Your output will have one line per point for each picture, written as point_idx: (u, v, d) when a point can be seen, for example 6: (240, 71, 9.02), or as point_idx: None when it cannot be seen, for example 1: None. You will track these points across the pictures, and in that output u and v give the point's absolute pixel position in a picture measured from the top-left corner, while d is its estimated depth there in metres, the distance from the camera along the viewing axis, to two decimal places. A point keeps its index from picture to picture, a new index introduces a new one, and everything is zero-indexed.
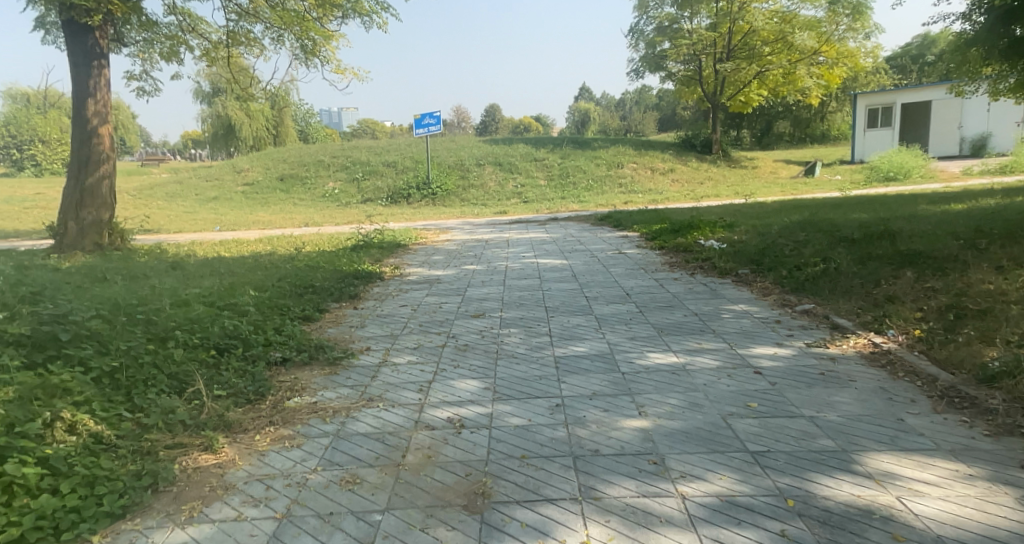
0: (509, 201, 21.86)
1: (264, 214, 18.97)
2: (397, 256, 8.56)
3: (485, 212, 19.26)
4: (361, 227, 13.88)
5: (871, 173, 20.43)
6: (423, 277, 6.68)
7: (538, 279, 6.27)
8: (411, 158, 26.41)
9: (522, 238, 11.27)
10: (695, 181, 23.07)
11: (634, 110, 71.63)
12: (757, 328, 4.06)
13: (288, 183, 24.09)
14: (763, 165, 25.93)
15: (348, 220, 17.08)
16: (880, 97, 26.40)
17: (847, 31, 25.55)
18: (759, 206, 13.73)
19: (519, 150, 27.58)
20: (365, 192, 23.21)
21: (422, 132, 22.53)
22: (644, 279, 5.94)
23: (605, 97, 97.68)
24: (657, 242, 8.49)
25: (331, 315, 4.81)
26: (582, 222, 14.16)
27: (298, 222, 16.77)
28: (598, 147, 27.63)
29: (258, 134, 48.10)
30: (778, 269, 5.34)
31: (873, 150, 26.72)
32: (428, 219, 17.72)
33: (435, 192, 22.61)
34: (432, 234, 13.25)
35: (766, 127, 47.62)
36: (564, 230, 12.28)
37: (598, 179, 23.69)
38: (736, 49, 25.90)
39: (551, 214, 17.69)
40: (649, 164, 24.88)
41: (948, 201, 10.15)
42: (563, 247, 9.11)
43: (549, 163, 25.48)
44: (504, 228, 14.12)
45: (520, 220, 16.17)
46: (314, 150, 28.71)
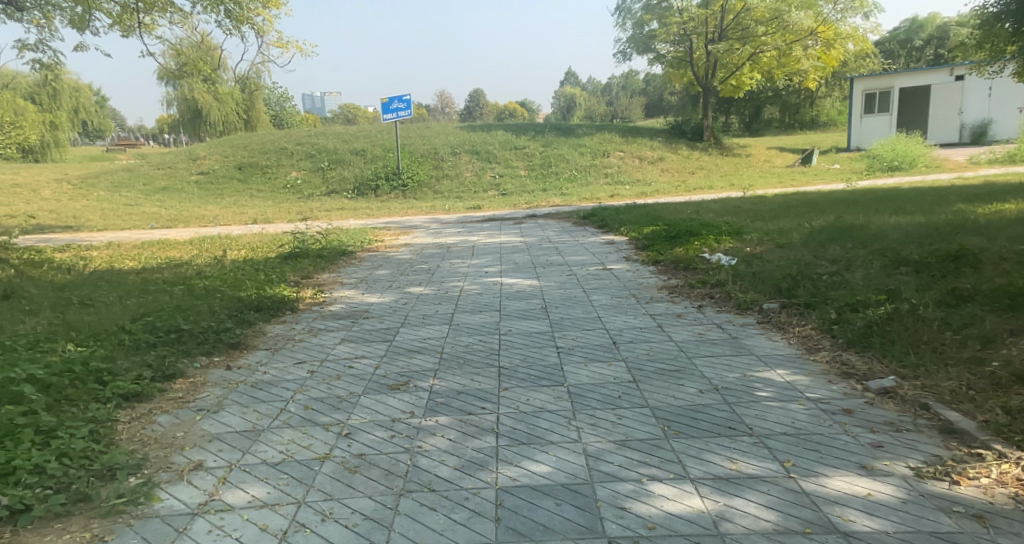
0: (486, 193, 20.37)
1: (217, 209, 17.41)
2: (334, 272, 7.07)
3: (458, 205, 17.75)
4: (313, 228, 12.37)
5: (873, 163, 19.08)
6: (350, 308, 5.18)
7: (497, 316, 4.80)
8: (383, 146, 24.83)
9: (492, 242, 9.79)
10: (685, 171, 21.69)
11: (619, 96, 70.14)
12: (817, 425, 2.58)
13: (247, 171, 23.13)
14: (756, 154, 24.55)
15: (306, 217, 15.54)
16: (877, 81, 24.97)
17: (844, 12, 23.83)
18: (760, 202, 12.30)
19: (498, 136, 26.04)
20: (331, 184, 21.85)
21: (391, 116, 20.93)
22: (637, 318, 4.46)
23: (591, 82, 96.03)
24: (652, 253, 7.01)
25: (184, 382, 3.25)
26: (563, 220, 12.69)
27: (250, 219, 15.20)
28: (582, 134, 26.10)
29: (228, 119, 46.08)
30: (823, 307, 3.88)
31: (870, 138, 25.35)
32: (396, 215, 16.22)
33: (406, 183, 21.03)
34: (393, 235, 11.77)
35: (753, 113, 46.37)
36: (540, 232, 10.80)
37: (582, 168, 22.24)
38: (728, 29, 24.17)
39: (530, 209, 16.24)
40: (637, 153, 23.43)
41: (980, 198, 8.75)
42: (536, 259, 7.65)
43: (530, 152, 23.95)
44: (474, 228, 12.64)
45: (495, 217, 14.69)
46: (280, 137, 26.98)
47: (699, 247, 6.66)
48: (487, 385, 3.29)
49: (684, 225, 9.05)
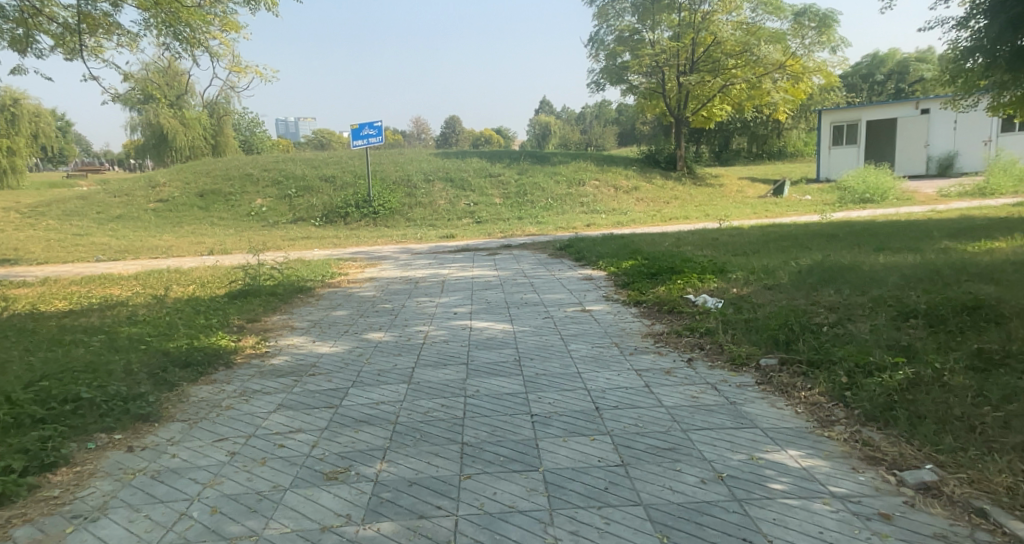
0: (459, 222, 19.85)
1: (176, 239, 16.60)
2: (285, 314, 6.42)
3: (430, 234, 17.19)
4: (274, 260, 11.69)
5: (846, 194, 19.04)
6: (296, 360, 4.59)
7: (462, 371, 4.22)
8: (353, 173, 24.25)
9: (462, 277, 9.22)
10: (660, 200, 21.49)
11: (593, 125, 70.69)
12: (850, 538, 2.08)
13: (210, 199, 22.58)
14: (729, 184, 24.52)
15: (270, 247, 14.83)
16: (846, 113, 25.26)
17: (812, 46, 24.21)
18: (739, 235, 12.00)
19: (472, 164, 25.64)
20: (297, 211, 21.36)
21: (361, 143, 20.40)
22: (620, 375, 3.95)
23: (565, 111, 96.90)
24: (632, 292, 6.52)
25: (68, 472, 2.67)
26: (538, 251, 12.19)
27: (209, 250, 14.42)
28: (556, 163, 25.84)
29: (196, 144, 45.14)
30: (831, 368, 3.42)
31: (840, 169, 25.52)
32: (365, 245, 15.59)
33: (377, 211, 20.42)
34: (360, 267, 11.17)
35: (724, 142, 46.91)
36: (513, 266, 10.27)
37: (556, 197, 21.89)
38: (699, 61, 24.31)
39: (504, 238, 15.76)
40: (613, 181, 23.21)
41: (964, 234, 8.51)
42: (509, 298, 7.09)
43: (504, 180, 23.57)
44: (445, 260, 12.06)
45: (467, 247, 14.15)
46: (247, 164, 26.20)
47: (682, 287, 6.20)
48: (444, 471, 2.72)
49: (665, 261, 8.61)
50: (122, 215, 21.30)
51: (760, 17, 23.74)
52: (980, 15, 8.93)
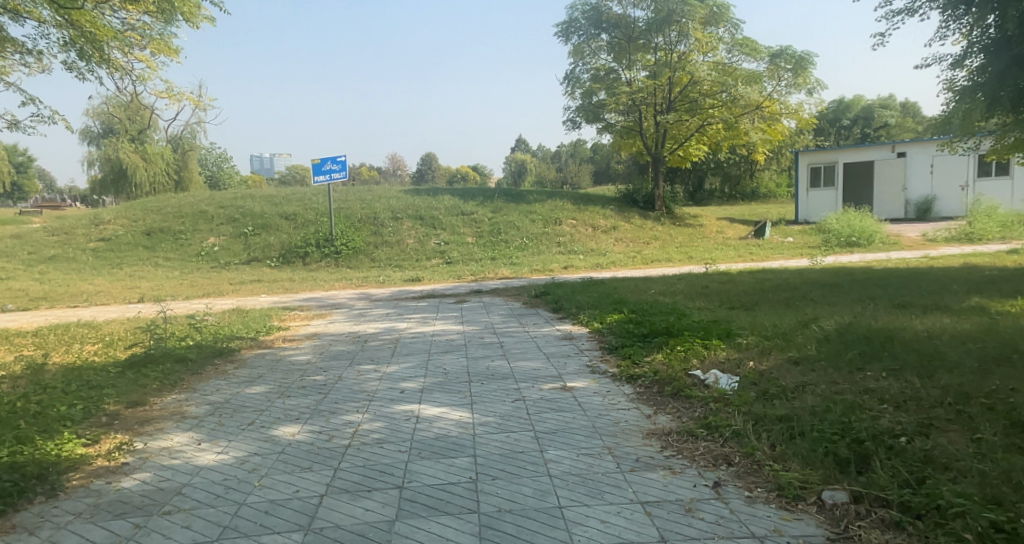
0: (427, 263, 18.58)
1: (112, 286, 15.08)
2: (184, 395, 5.03)
3: (395, 277, 15.88)
4: (210, 311, 10.28)
5: (831, 237, 18.23)
6: (156, 480, 3.24)
7: (391, 504, 2.90)
8: (315, 210, 22.94)
9: (421, 333, 7.90)
10: (640, 241, 20.52)
11: (567, 164, 70.56)
12: None
13: (159, 239, 21.22)
14: (709, 224, 23.73)
15: (214, 293, 13.39)
16: (824, 155, 24.72)
17: (789, 88, 23.21)
18: (730, 282, 10.90)
19: (444, 201, 24.49)
20: (252, 251, 19.93)
21: (322, 179, 19.11)
22: (619, 516, 2.69)
23: (540, 150, 97.11)
24: (622, 362, 5.29)
25: None
26: (511, 299, 10.95)
27: (143, 298, 12.92)
28: (532, 201, 24.85)
29: (157, 179, 43.52)
30: (951, 525, 2.24)
31: (819, 212, 24.85)
32: (321, 289, 14.22)
33: (340, 250, 19.07)
34: (308, 318, 9.81)
35: (697, 183, 46.78)
36: (481, 318, 8.99)
37: (531, 237, 20.80)
38: (676, 101, 23.73)
39: (475, 282, 14.52)
40: (590, 221, 22.22)
41: (991, 289, 7.47)
42: (472, 367, 5.79)
43: (477, 218, 22.43)
44: (405, 309, 10.73)
45: (433, 293, 12.86)
46: (204, 201, 24.76)
47: (685, 358, 4.99)
48: None
49: (655, 317, 7.41)
50: (61, 257, 19.70)
51: (734, 58, 23.05)
52: (976, 53, 7.97)
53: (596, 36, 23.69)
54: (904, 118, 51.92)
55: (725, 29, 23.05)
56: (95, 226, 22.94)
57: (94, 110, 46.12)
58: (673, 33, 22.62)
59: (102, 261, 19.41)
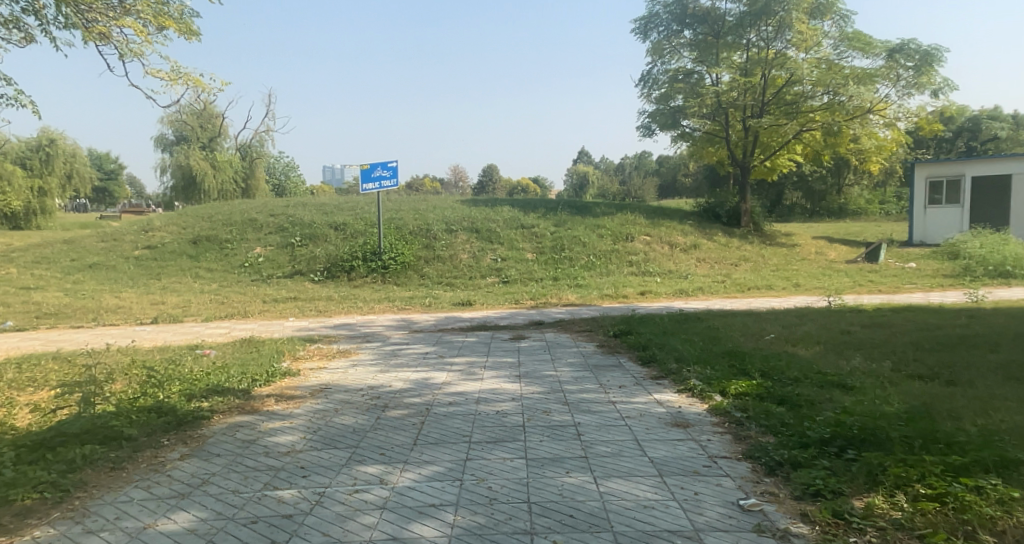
0: (483, 282, 16.48)
1: (137, 301, 13.66)
2: (51, 535, 3.00)
3: (444, 298, 13.86)
4: (216, 345, 8.44)
5: (971, 266, 15.05)
6: None
7: None
8: (366, 220, 21.30)
9: (463, 393, 5.69)
10: (727, 260, 17.81)
11: (634, 176, 67.68)
12: None
13: (204, 248, 20.06)
14: (804, 244, 20.69)
15: (238, 314, 11.68)
16: (944, 167, 21.33)
17: (908, 87, 19.73)
18: (875, 329, 8.28)
19: (504, 213, 22.43)
20: (296, 262, 18.39)
21: (371, 185, 17.32)
22: None
23: (606, 161, 94.35)
24: (814, 511, 2.99)
25: None
26: (583, 337, 8.63)
27: (158, 318, 11.32)
28: (600, 214, 22.46)
29: (224, 187, 43.21)
30: None
31: (938, 233, 21.37)
32: (359, 311, 12.29)
33: (388, 264, 17.18)
34: (327, 358, 7.80)
35: (775, 197, 43.35)
36: (544, 369, 6.74)
37: (601, 255, 18.43)
38: (770, 103, 20.89)
39: (536, 308, 12.30)
40: (668, 237, 19.67)
41: None
42: (535, 485, 3.54)
43: (540, 232, 20.24)
44: (449, 345, 8.59)
45: (486, 323, 10.67)
46: (254, 209, 23.63)
47: (955, 526, 2.70)
48: None
49: (811, 397, 5.00)
50: (102, 266, 18.73)
51: (841, 55, 20.07)
52: None
53: (678, 33, 21.20)
54: (1015, 131, 46.51)
55: (831, 22, 20.11)
56: (143, 233, 22.03)
57: (167, 117, 46.69)
58: (769, 28, 19.92)
59: (142, 270, 18.29)
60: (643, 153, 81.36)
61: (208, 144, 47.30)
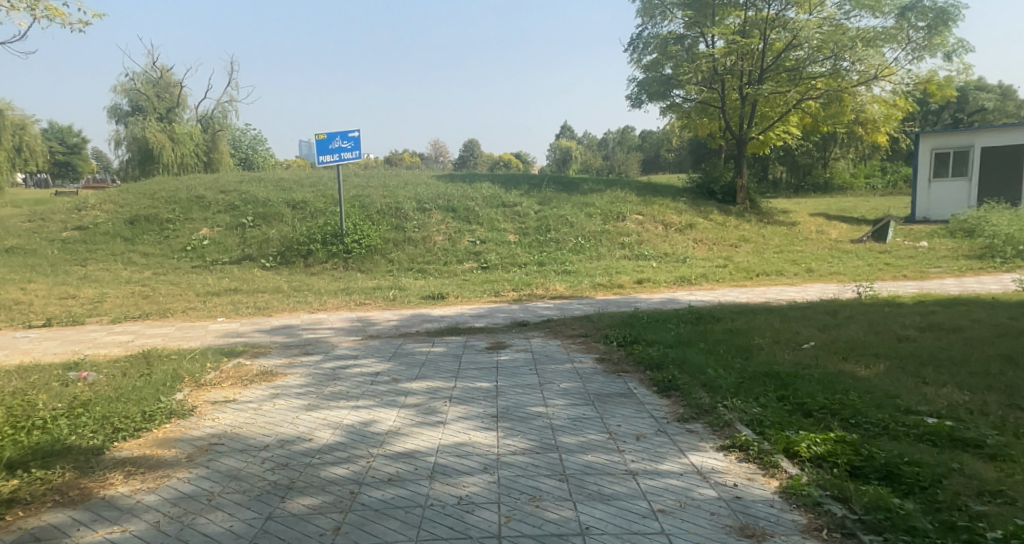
0: (457, 268, 14.70)
1: (45, 296, 11.64)
2: None
3: (410, 289, 12.04)
4: (100, 368, 6.50)
5: (998, 245, 13.58)
6: None
7: None
8: (328, 197, 19.26)
9: (412, 458, 3.85)
10: (727, 240, 16.18)
11: (616, 150, 65.96)
12: None
13: (143, 229, 17.93)
14: (806, 222, 19.15)
15: (159, 314, 9.70)
16: (951, 138, 19.84)
17: (919, 51, 18.21)
18: (939, 332, 6.59)
19: (481, 189, 20.55)
20: (247, 246, 16.38)
21: (329, 159, 15.27)
22: None
23: (585, 135, 92.47)
24: None
25: None
26: (577, 348, 6.80)
27: (55, 321, 9.29)
28: (586, 191, 20.65)
29: (185, 161, 40.34)
30: None
31: (943, 209, 20.06)
32: (308, 307, 10.39)
33: (351, 248, 15.17)
34: (243, 386, 5.92)
35: (761, 171, 41.99)
36: (529, 403, 4.90)
37: (588, 237, 16.65)
38: (770, 69, 19.03)
39: (516, 302, 10.52)
40: (660, 215, 17.99)
41: None
42: None
43: (520, 211, 18.42)
44: (408, 361, 6.74)
45: (458, 325, 8.81)
46: (204, 185, 21.45)
47: None
48: None
49: (936, 468, 3.26)
50: (24, 252, 16.59)
51: (846, 15, 18.28)
52: None
53: None
54: (1001, 101, 45.52)
55: None
56: (77, 213, 19.70)
57: (121, 86, 43.71)
58: None
59: (68, 256, 16.17)
60: (624, 127, 79.54)
61: (166, 116, 44.36)
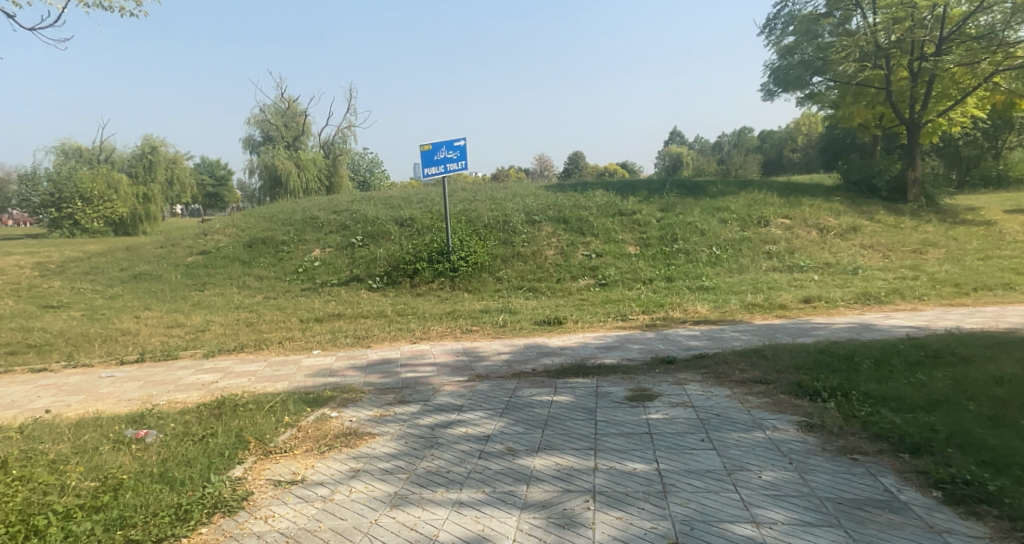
0: (576, 286, 12.98)
1: (153, 325, 11.23)
2: None
3: (525, 312, 10.47)
4: (162, 426, 5.33)
5: None
6: None
7: None
8: (436, 213, 18.26)
9: None
10: (905, 246, 13.30)
11: (737, 153, 61.73)
12: None
13: (258, 252, 17.77)
14: (1001, 220, 15.68)
15: (253, 346, 8.74)
16: None
17: None
18: None
19: (599, 198, 18.75)
20: (354, 266, 15.62)
21: (435, 171, 14.16)
22: None
23: (701, 140, 88.14)
24: None
25: None
26: (760, 405, 4.82)
27: (148, 355, 8.58)
28: (718, 195, 18.26)
29: (309, 186, 41.73)
30: None
31: None
32: (410, 336, 9.08)
33: (457, 266, 13.84)
34: (317, 456, 4.51)
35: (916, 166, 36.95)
36: (728, 514, 3.09)
37: (726, 246, 14.35)
38: (951, 38, 15.86)
39: (653, 329, 8.63)
40: (812, 218, 15.33)
41: None
42: None
43: (643, 219, 16.42)
44: (528, 420, 5.08)
45: (584, 361, 7.05)
46: (318, 206, 21.26)
47: None
48: None
49: None
50: (151, 278, 16.83)
51: None
52: None
53: None
54: None
55: None
56: (201, 239, 19.99)
57: (252, 117, 46.23)
58: None
59: (188, 281, 16.17)
60: (741, 129, 74.72)
61: (292, 143, 46.41)
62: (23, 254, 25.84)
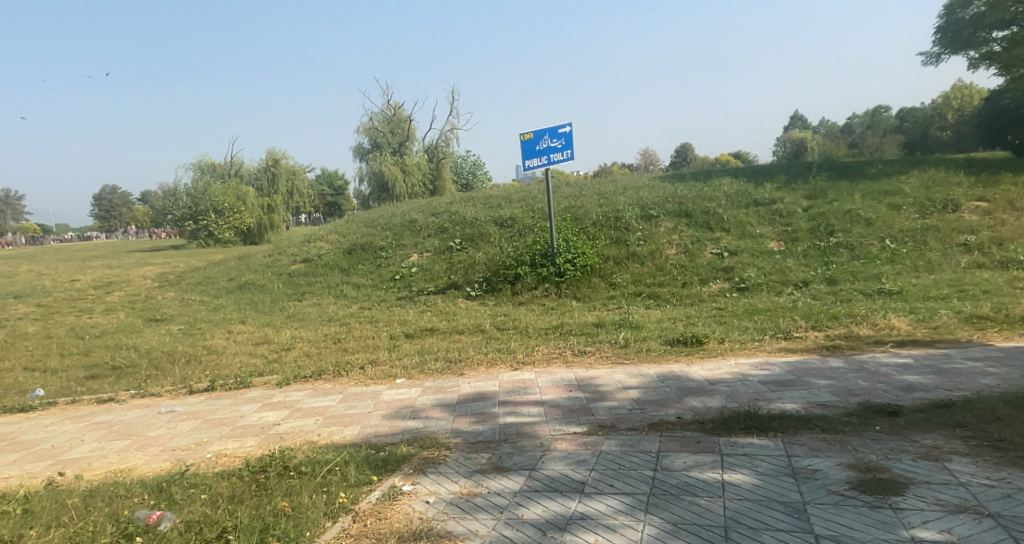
0: (709, 290, 10.80)
1: (240, 342, 10.31)
2: None
3: (651, 327, 8.48)
4: (185, 502, 4.04)
5: None
6: None
7: None
8: (541, 211, 16.57)
9: None
10: None
11: (873, 134, 55.50)
12: None
13: (357, 258, 16.87)
14: None
15: (331, 372, 7.41)
16: None
17: None
18: None
19: (727, 187, 16.26)
20: (453, 272, 14.24)
21: (537, 162, 12.48)
22: None
23: (828, 124, 80.84)
24: None
25: None
26: None
27: (216, 384, 7.46)
28: (877, 177, 15.23)
29: (415, 191, 41.53)
30: None
31: None
32: (510, 359, 7.38)
33: (564, 270, 12.04)
34: None
35: None
36: None
37: (902, 238, 11.58)
38: None
39: (834, 354, 6.38)
40: (1016, 200, 12.17)
41: None
42: None
43: (786, 208, 13.85)
44: (695, 525, 3.20)
45: (752, 406, 5.01)
46: (419, 208, 20.20)
47: None
48: None
49: None
50: (254, 288, 16.34)
51: None
52: None
53: None
54: None
55: None
56: (304, 247, 19.44)
57: (361, 126, 46.83)
58: None
59: (288, 291, 15.49)
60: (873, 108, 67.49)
61: (399, 150, 46.57)
62: (152, 267, 26.85)
